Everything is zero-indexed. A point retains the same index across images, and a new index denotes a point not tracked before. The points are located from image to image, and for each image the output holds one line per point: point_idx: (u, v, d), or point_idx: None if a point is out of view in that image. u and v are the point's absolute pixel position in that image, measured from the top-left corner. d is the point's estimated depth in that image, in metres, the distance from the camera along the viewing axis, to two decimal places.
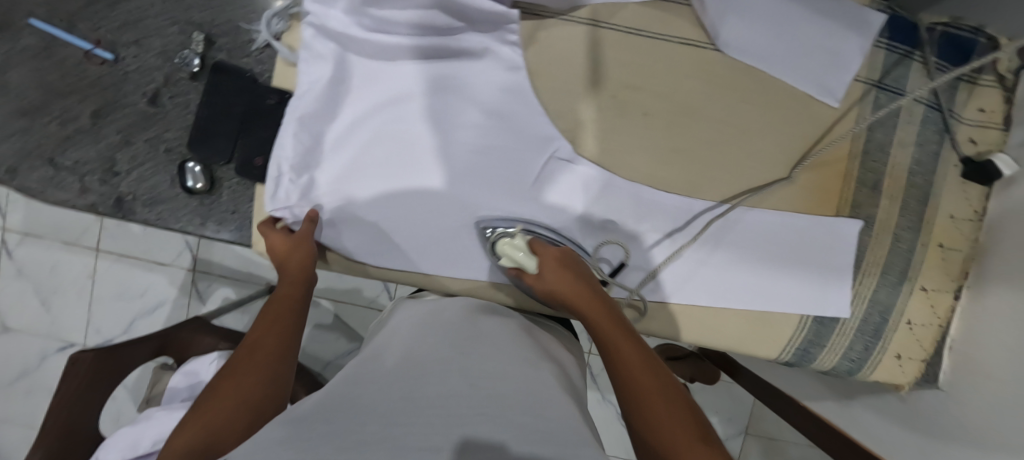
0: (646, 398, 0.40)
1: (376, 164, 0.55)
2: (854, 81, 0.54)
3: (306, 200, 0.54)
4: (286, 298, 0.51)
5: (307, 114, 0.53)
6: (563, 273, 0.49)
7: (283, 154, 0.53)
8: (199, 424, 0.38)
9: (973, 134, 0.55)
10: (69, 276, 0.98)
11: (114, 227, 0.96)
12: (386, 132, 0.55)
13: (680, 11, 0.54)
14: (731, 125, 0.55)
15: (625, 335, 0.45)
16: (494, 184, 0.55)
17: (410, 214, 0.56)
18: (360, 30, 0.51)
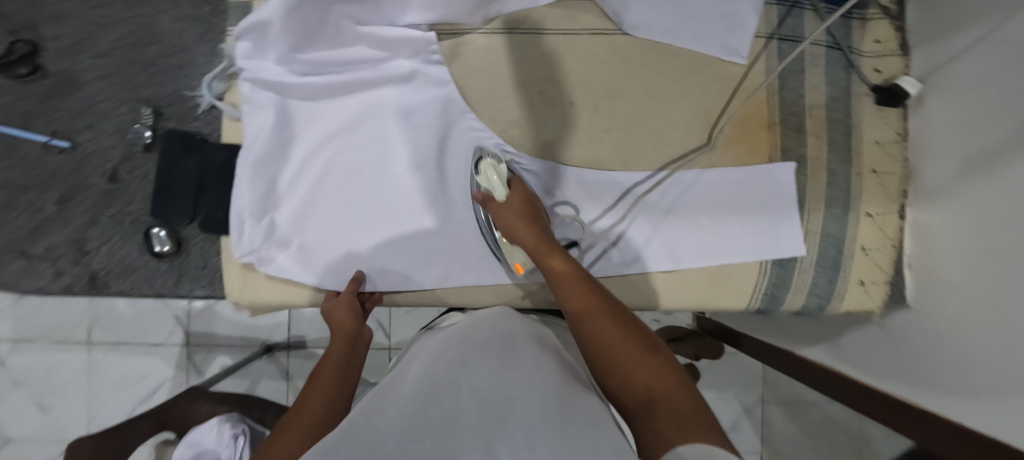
0: (597, 321, 0.41)
1: (331, 196, 0.57)
2: (757, 38, 0.59)
3: (269, 241, 0.57)
4: (334, 356, 0.49)
5: (258, 161, 0.56)
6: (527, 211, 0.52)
7: (245, 200, 0.56)
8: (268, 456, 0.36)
9: (876, 64, 0.59)
10: (66, 376, 0.97)
11: (103, 317, 0.96)
12: (337, 164, 0.58)
13: (584, 7, 0.58)
14: (651, 98, 0.59)
15: (572, 268, 0.46)
16: (446, 193, 0.58)
17: (371, 236, 0.58)
18: (294, 75, 0.55)
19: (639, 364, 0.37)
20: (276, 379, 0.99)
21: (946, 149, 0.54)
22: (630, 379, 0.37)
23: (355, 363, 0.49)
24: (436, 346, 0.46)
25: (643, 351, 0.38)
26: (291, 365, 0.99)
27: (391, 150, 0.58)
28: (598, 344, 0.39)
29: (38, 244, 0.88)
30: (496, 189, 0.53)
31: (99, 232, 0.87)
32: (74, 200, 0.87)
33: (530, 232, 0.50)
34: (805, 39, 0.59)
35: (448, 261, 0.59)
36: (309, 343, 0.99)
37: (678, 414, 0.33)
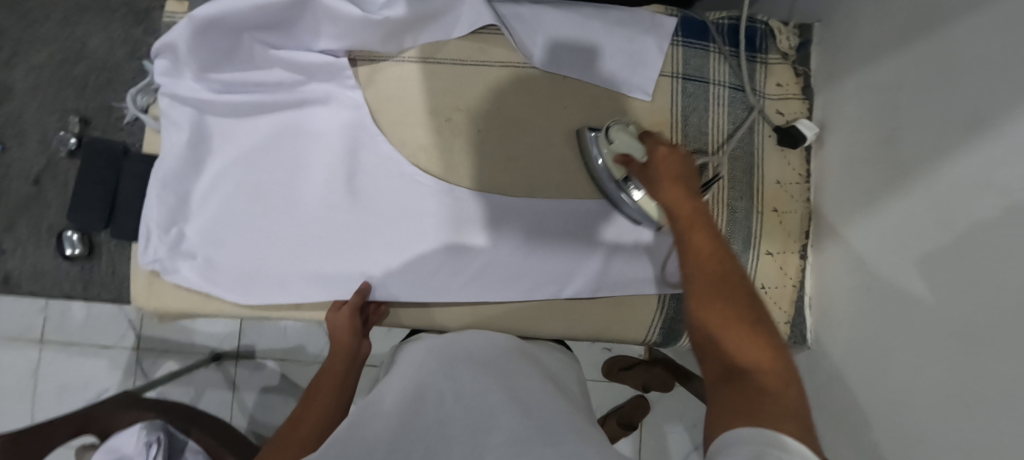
0: (703, 288, 0.39)
1: (240, 211, 0.59)
2: (662, 76, 0.61)
3: (176, 251, 0.58)
4: (330, 374, 0.50)
5: (170, 174, 0.58)
6: (671, 163, 0.46)
7: (154, 211, 0.58)
8: None
9: (779, 106, 0.61)
10: (14, 375, 0.98)
11: (57, 317, 0.98)
12: (249, 181, 0.59)
13: (495, 40, 0.61)
14: (559, 129, 0.61)
15: (706, 222, 0.42)
16: (354, 213, 0.60)
17: (276, 252, 0.59)
18: (212, 93, 0.58)
19: (740, 345, 0.35)
20: (222, 389, 1.00)
21: (841, 189, 0.55)
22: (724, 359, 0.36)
23: (350, 380, 0.50)
24: (427, 343, 0.49)
25: (749, 330, 0.36)
26: (237, 376, 1.00)
27: (303, 167, 0.60)
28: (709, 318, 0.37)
29: None
30: (637, 151, 0.50)
31: None
32: None
33: (671, 182, 0.45)
34: (708, 80, 0.61)
35: (349, 278, 0.59)
36: (257, 352, 1.01)
37: (751, 400, 0.32)
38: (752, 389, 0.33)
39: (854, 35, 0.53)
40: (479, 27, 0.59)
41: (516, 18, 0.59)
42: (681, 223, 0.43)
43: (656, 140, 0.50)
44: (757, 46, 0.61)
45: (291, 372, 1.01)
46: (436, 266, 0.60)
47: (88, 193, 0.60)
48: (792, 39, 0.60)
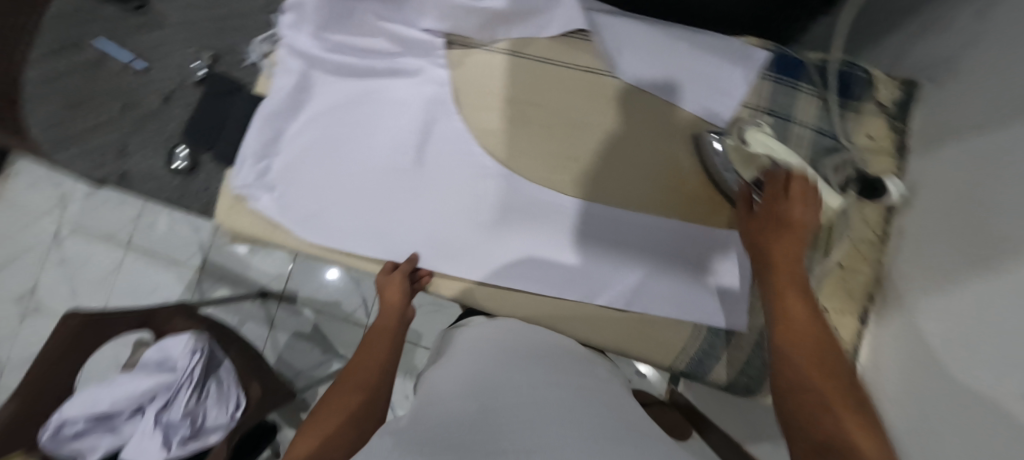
0: (793, 344, 0.39)
1: (322, 157, 0.65)
2: (743, 107, 0.59)
3: (261, 182, 0.65)
4: (382, 332, 0.58)
5: (272, 113, 0.65)
6: (797, 200, 0.46)
7: (251, 143, 0.64)
8: (317, 431, 0.43)
9: (868, 158, 0.57)
10: (101, 267, 1.18)
11: (144, 227, 1.17)
12: (334, 132, 0.65)
13: (582, 45, 0.63)
14: (624, 139, 0.61)
15: (799, 284, 0.43)
16: (417, 179, 0.63)
17: (343, 200, 0.64)
18: (321, 50, 0.64)
19: (828, 410, 0.34)
20: (261, 324, 1.15)
21: (920, 259, 0.51)
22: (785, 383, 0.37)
23: (396, 339, 0.58)
24: (488, 335, 0.50)
25: (840, 397, 0.35)
26: (276, 316, 1.15)
27: (381, 130, 0.65)
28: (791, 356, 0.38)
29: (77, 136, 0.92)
30: (781, 154, 0.50)
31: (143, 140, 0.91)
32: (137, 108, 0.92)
33: (777, 233, 0.46)
34: (792, 119, 0.59)
35: (399, 239, 0.63)
36: (298, 298, 1.15)
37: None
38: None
39: (957, 99, 0.50)
40: (570, 30, 0.62)
41: (605, 27, 0.61)
42: (775, 279, 0.44)
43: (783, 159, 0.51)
44: (851, 94, 0.59)
45: (323, 324, 1.14)
46: (478, 245, 0.62)
47: (202, 118, 0.69)
48: (894, 92, 0.56)
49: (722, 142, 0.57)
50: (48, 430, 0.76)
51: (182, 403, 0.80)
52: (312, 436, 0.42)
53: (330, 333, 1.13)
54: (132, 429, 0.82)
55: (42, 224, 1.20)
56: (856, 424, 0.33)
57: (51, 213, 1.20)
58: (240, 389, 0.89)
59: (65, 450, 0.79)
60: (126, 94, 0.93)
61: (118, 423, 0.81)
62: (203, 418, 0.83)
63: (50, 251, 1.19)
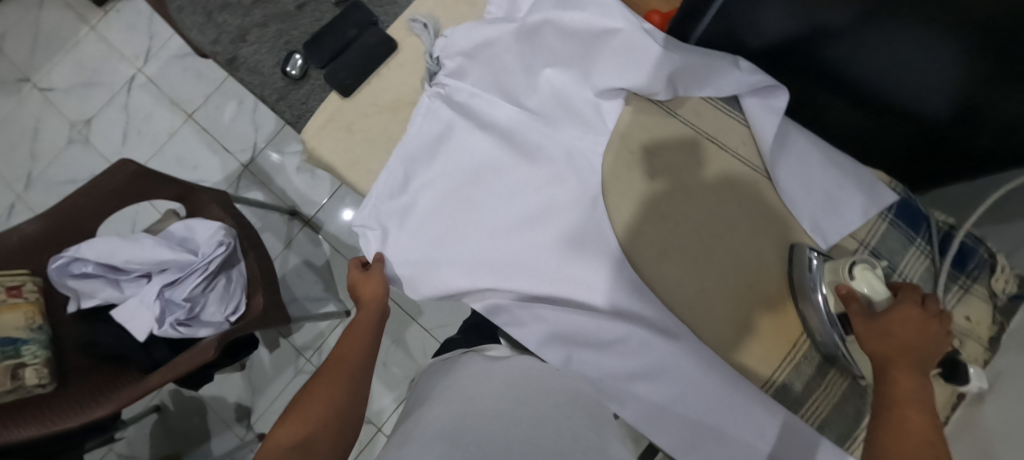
0: (899, 402, 0.45)
1: (457, 207, 0.62)
2: (847, 237, 0.58)
3: (379, 223, 0.62)
4: (362, 323, 0.62)
5: (411, 147, 0.62)
6: (918, 322, 0.47)
7: (384, 182, 0.61)
8: (295, 426, 0.52)
9: (955, 338, 0.55)
10: (157, 126, 1.20)
11: (210, 107, 1.20)
12: (480, 171, 0.63)
13: (714, 114, 0.62)
14: (720, 220, 0.59)
15: (925, 326, 0.47)
16: (525, 213, 0.62)
17: (457, 238, 0.61)
18: (480, 40, 0.61)
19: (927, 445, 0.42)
20: (278, 239, 1.15)
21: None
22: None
23: (377, 328, 0.63)
24: (529, 369, 0.57)
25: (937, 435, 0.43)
26: (295, 238, 1.14)
27: (489, 115, 0.63)
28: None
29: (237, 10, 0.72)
30: (874, 291, 0.49)
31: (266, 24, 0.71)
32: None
33: (896, 331, 0.47)
34: (894, 268, 0.57)
35: (470, 236, 0.61)
36: (322, 231, 1.14)
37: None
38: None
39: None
40: (710, 96, 0.61)
41: (760, 107, 0.59)
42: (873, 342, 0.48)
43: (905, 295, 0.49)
44: (967, 269, 0.56)
45: (334, 263, 1.13)
46: (536, 262, 0.60)
47: (326, 34, 0.68)
48: (1009, 285, 0.54)
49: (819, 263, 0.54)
50: (58, 261, 0.75)
51: (190, 286, 0.80)
52: (294, 431, 0.51)
53: (337, 274, 1.12)
54: (133, 291, 0.82)
55: (121, 66, 1.23)
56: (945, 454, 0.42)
57: (133, 59, 1.23)
58: (243, 298, 0.86)
59: (64, 287, 0.77)
60: None
61: (122, 280, 0.81)
62: (201, 308, 0.81)
63: (117, 92, 1.22)
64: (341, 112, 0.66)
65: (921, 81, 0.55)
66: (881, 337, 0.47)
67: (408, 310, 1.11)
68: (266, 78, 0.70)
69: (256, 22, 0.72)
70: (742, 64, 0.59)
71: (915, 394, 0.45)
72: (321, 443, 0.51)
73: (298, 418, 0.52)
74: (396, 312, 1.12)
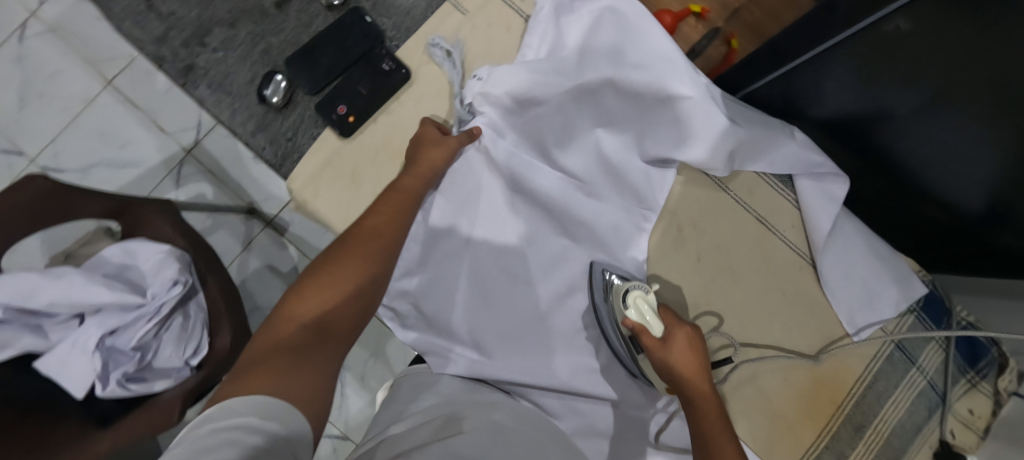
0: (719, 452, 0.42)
1: (487, 285, 0.55)
2: (879, 330, 0.58)
3: (397, 301, 0.56)
4: (400, 192, 0.50)
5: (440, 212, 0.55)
6: (689, 355, 0.47)
7: (401, 258, 0.55)
8: (318, 293, 0.42)
9: (956, 428, 0.57)
10: (64, 89, 0.97)
11: (133, 70, 0.95)
12: (510, 243, 0.55)
13: (767, 192, 0.58)
14: (763, 307, 0.57)
15: (696, 358, 0.47)
16: (563, 294, 0.55)
17: (480, 324, 0.55)
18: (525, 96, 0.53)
19: None
20: (234, 239, 1.00)
21: None
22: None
23: (415, 200, 0.50)
24: (538, 419, 0.49)
25: None
26: (255, 239, 1.00)
27: (530, 179, 0.55)
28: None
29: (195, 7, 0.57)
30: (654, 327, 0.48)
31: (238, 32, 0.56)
32: None
33: (693, 372, 0.46)
34: (915, 360, 0.58)
35: (498, 317, 0.55)
36: (287, 233, 0.99)
37: None
38: None
39: None
40: (766, 173, 0.58)
41: (817, 193, 0.56)
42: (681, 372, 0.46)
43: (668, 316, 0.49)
44: (977, 364, 0.58)
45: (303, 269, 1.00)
46: (567, 342, 0.55)
47: (320, 48, 0.56)
48: (1013, 385, 0.57)
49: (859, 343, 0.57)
50: None
51: (139, 332, 0.68)
52: (312, 300, 0.42)
53: None
54: (62, 336, 0.68)
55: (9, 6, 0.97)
56: None
57: None
58: (206, 339, 0.74)
59: None
60: None
61: (45, 323, 0.67)
62: (153, 356, 0.70)
63: (4, 40, 0.96)
64: (343, 156, 0.54)
65: (965, 172, 0.51)
66: (677, 365, 0.46)
67: None
68: (236, 100, 0.55)
69: (218, 20, 0.56)
70: (800, 137, 0.55)
71: None
72: (341, 324, 0.42)
73: (315, 293, 0.42)
74: (374, 324, 1.02)
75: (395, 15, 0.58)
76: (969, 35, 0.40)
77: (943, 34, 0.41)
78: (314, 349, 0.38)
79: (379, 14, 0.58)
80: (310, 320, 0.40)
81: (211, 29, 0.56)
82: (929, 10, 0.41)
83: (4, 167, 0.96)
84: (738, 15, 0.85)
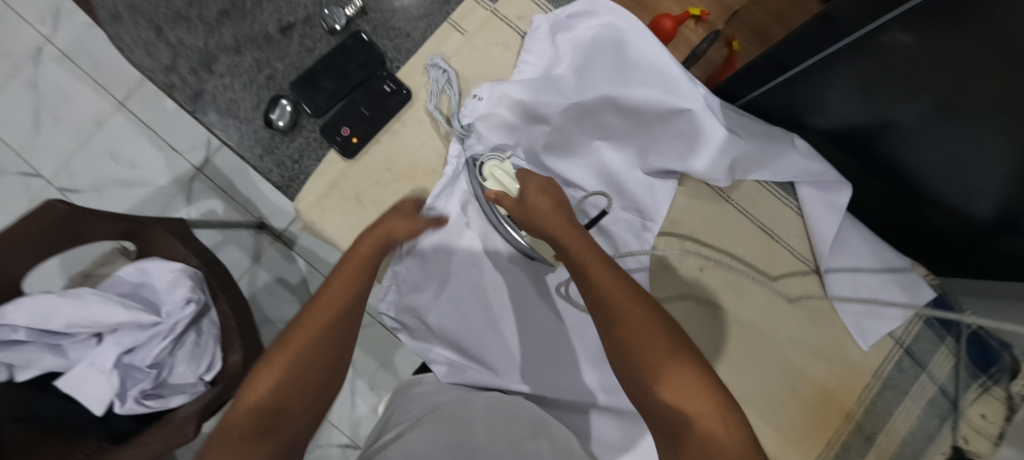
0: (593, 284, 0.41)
1: (490, 297, 0.56)
2: (886, 336, 0.58)
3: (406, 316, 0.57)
4: (359, 258, 0.48)
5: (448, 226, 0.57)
6: (548, 201, 0.46)
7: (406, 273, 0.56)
8: (272, 378, 0.41)
9: (969, 435, 0.54)
10: (77, 111, 0.99)
11: (145, 91, 0.98)
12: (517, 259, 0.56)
13: (771, 201, 0.59)
14: (769, 316, 0.58)
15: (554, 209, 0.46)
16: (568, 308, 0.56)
17: (484, 338, 0.55)
18: (529, 116, 0.54)
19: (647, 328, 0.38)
20: (243, 255, 1.00)
21: None
22: (661, 423, 0.36)
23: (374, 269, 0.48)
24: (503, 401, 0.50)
25: (635, 302, 0.40)
26: (265, 253, 1.00)
27: None
28: (627, 363, 0.38)
29: (200, 34, 0.57)
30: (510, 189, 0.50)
31: (243, 58, 0.58)
32: (233, 10, 0.58)
33: (555, 219, 0.45)
34: (925, 366, 0.57)
35: (501, 330, 0.56)
36: (296, 246, 1.00)
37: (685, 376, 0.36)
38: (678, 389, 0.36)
39: None
40: (767, 182, 0.58)
41: (820, 202, 0.57)
42: (540, 224, 0.45)
43: (523, 171, 0.50)
44: (990, 367, 0.56)
45: (311, 281, 0.99)
46: (574, 355, 0.55)
47: (324, 73, 0.57)
48: None
49: (867, 347, 0.57)
50: None
51: (153, 351, 0.69)
52: (268, 390, 0.40)
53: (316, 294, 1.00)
54: (81, 355, 0.69)
55: (23, 31, 0.99)
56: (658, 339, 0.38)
57: (38, 23, 0.99)
58: (219, 352, 0.75)
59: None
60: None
61: (64, 344, 0.68)
62: (169, 372, 0.72)
63: (20, 65, 0.99)
64: (348, 178, 0.56)
65: (969, 179, 0.51)
66: (534, 218, 0.46)
67: None
68: (242, 125, 0.57)
69: (224, 47, 0.58)
70: (800, 145, 0.55)
71: (611, 278, 0.41)
72: (300, 402, 0.41)
73: (271, 374, 0.41)
74: (384, 336, 1.03)
75: (398, 38, 0.59)
76: (985, 56, 0.39)
77: (936, 50, 0.42)
78: (272, 437, 0.38)
79: (380, 37, 0.59)
80: (268, 408, 0.39)
81: (218, 56, 0.57)
82: (929, 30, 0.41)
83: (23, 189, 0.99)
84: (737, 17, 0.86)
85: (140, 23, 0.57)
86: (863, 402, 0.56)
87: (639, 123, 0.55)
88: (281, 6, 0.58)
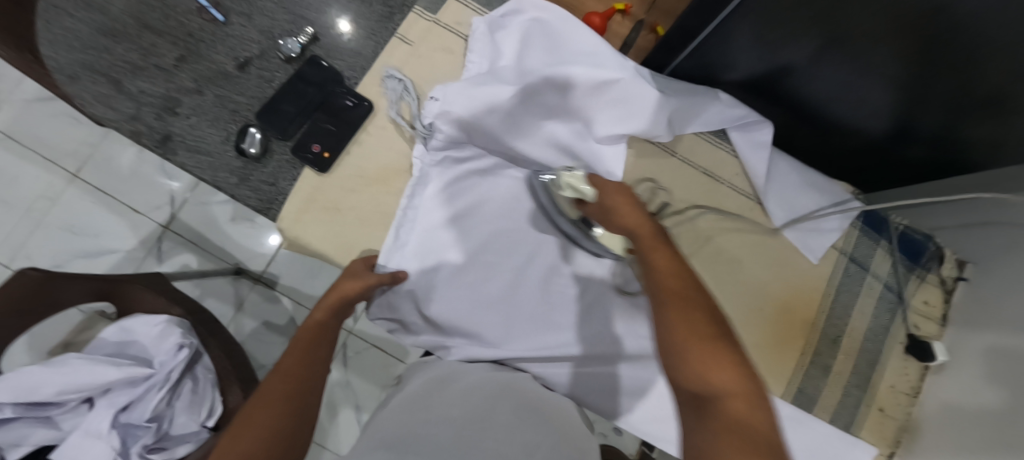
0: (664, 275, 0.44)
1: (479, 276, 0.59)
2: (831, 248, 0.65)
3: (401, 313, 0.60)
4: (315, 326, 0.52)
5: (426, 218, 0.59)
6: (625, 202, 0.50)
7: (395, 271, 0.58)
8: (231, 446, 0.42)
9: (918, 320, 0.64)
10: (29, 191, 0.98)
11: (99, 160, 0.99)
12: (497, 236, 0.60)
13: (711, 150, 0.66)
14: (728, 249, 0.64)
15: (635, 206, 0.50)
16: (550, 275, 0.61)
17: (477, 315, 0.59)
18: (483, 104, 0.58)
19: (705, 347, 0.40)
20: (225, 304, 1.00)
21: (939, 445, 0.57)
22: (688, 399, 0.40)
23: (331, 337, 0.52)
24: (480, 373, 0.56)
25: (707, 315, 0.42)
26: (247, 298, 1.00)
27: (494, 178, 0.62)
28: (677, 359, 0.41)
29: (161, 83, 0.64)
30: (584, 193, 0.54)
31: (206, 97, 0.63)
32: (191, 58, 0.65)
33: (632, 217, 0.49)
34: (868, 268, 0.65)
35: (494, 308, 0.59)
36: (278, 285, 1.00)
37: (736, 398, 0.37)
38: (721, 411, 0.37)
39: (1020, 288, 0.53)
40: (703, 133, 0.65)
41: (747, 141, 0.64)
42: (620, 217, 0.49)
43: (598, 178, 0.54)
44: (921, 260, 0.65)
45: (299, 318, 1.00)
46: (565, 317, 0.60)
47: (284, 98, 0.63)
48: (956, 272, 0.64)
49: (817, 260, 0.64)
50: None
51: (151, 404, 0.69)
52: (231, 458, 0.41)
53: None
54: (73, 423, 0.67)
55: None
56: (712, 357, 0.39)
57: None
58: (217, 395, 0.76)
59: None
60: (191, 47, 0.65)
61: (54, 415, 0.66)
62: (169, 424, 0.71)
63: None
64: (323, 191, 0.59)
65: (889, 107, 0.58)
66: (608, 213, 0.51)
67: (395, 352, 1.04)
68: (214, 159, 0.61)
69: (185, 89, 0.64)
70: (723, 96, 0.62)
71: (671, 271, 0.44)
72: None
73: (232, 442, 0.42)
74: (380, 359, 1.04)
75: (348, 57, 0.66)
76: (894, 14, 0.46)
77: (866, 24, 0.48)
78: None
79: (331, 59, 0.65)
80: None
81: (180, 98, 0.63)
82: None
83: None
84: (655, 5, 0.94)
85: (106, 82, 0.63)
86: (825, 310, 0.63)
87: (581, 96, 0.60)
88: (235, 47, 0.65)
